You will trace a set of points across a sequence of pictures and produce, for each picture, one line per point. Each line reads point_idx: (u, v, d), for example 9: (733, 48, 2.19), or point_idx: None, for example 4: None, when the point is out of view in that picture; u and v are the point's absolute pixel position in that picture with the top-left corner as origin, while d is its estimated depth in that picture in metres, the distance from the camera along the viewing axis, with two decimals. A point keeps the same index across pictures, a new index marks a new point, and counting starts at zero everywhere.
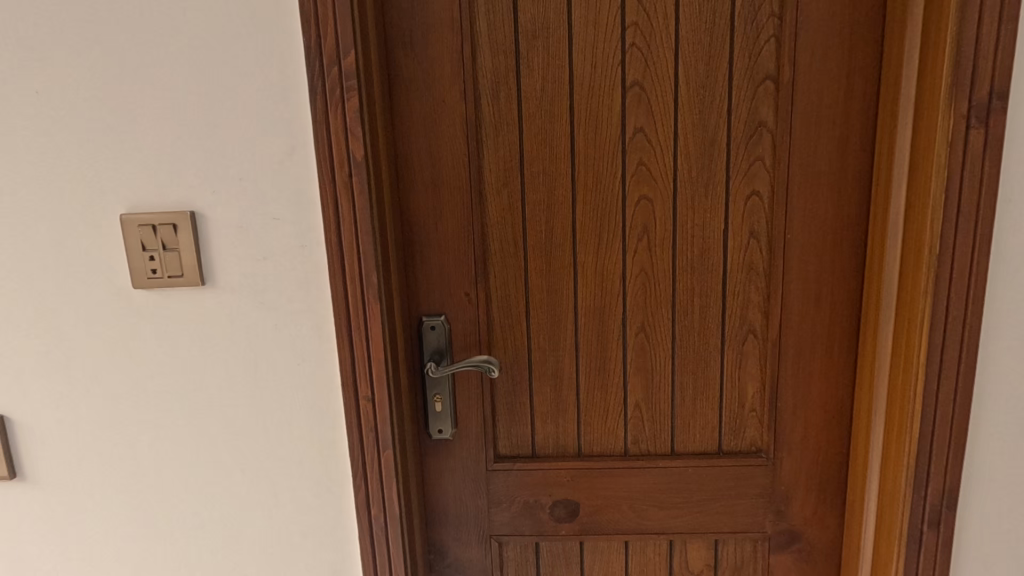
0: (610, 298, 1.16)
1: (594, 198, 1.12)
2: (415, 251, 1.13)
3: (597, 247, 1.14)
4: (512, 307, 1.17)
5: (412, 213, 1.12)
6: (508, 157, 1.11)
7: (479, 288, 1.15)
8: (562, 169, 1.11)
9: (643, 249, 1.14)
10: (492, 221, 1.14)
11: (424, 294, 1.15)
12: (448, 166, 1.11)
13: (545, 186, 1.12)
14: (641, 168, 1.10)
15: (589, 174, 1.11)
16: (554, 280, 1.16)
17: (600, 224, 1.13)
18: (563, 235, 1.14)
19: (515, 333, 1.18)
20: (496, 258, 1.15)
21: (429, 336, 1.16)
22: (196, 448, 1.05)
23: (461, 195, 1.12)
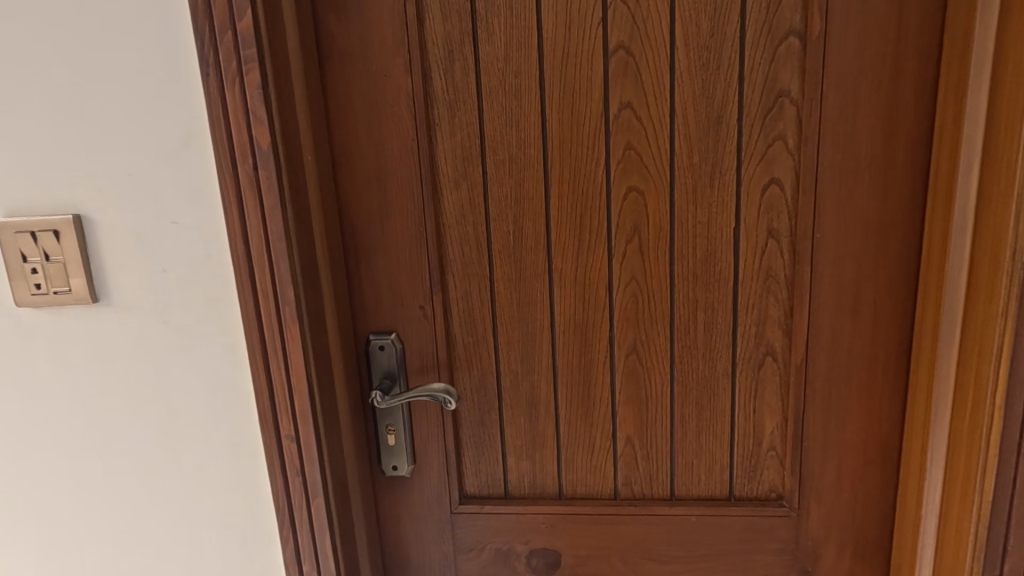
0: (593, 313, 0.95)
1: (572, 192, 0.91)
2: (357, 258, 0.95)
3: (577, 251, 0.93)
4: (475, 323, 0.98)
5: (353, 212, 0.94)
6: (466, 143, 0.91)
7: (435, 301, 0.96)
8: (531, 156, 0.91)
9: (634, 253, 0.92)
10: (449, 220, 0.94)
11: (371, 307, 0.97)
12: (392, 156, 0.91)
13: (511, 177, 0.92)
14: (629, 153, 0.89)
15: (565, 162, 0.90)
16: (526, 292, 0.96)
17: (579, 223, 0.92)
18: (535, 237, 0.94)
19: (480, 354, 0.99)
20: (455, 265, 0.96)
21: (377, 357, 0.98)
22: (101, 491, 0.89)
23: (410, 190, 0.92)
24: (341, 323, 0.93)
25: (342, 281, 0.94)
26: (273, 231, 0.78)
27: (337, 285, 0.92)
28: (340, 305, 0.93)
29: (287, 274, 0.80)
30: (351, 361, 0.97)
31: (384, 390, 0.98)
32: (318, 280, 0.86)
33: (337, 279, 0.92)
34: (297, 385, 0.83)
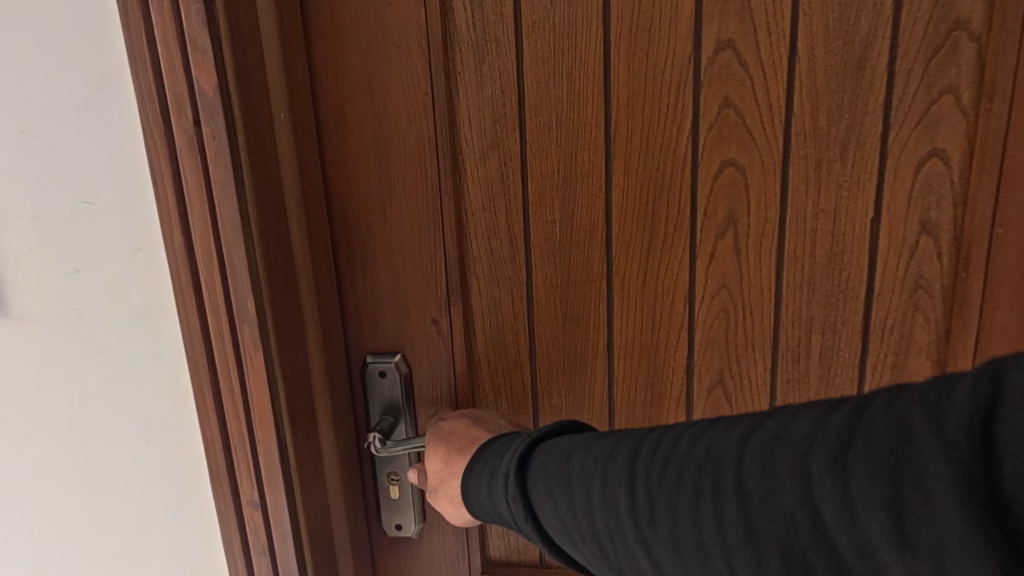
0: (666, 332, 0.71)
1: (644, 166, 0.67)
2: (352, 254, 0.71)
3: (647, 249, 0.69)
4: (506, 342, 0.74)
5: (346, 192, 0.69)
6: (498, 99, 0.67)
7: (452, 312, 0.72)
8: (587, 117, 0.66)
9: (726, 252, 0.67)
10: (473, 205, 0.70)
11: (371, 320, 0.73)
12: (397, 115, 0.67)
13: (559, 147, 0.68)
14: (727, 113, 0.64)
15: (636, 125, 0.66)
16: (575, 302, 0.72)
17: (652, 209, 0.67)
18: (590, 229, 0.69)
19: (512, 382, 0.75)
20: (481, 264, 0.72)
21: (376, 385, 0.74)
22: (16, 554, 0.68)
23: (420, 164, 0.68)
24: (330, 341, 0.69)
25: (332, 285, 0.70)
26: (225, 216, 0.54)
27: (323, 291, 0.68)
28: (327, 317, 0.69)
29: (245, 278, 0.56)
30: (342, 390, 0.73)
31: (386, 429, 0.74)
32: (293, 285, 0.62)
33: (324, 282, 0.68)
34: (260, 433, 0.60)
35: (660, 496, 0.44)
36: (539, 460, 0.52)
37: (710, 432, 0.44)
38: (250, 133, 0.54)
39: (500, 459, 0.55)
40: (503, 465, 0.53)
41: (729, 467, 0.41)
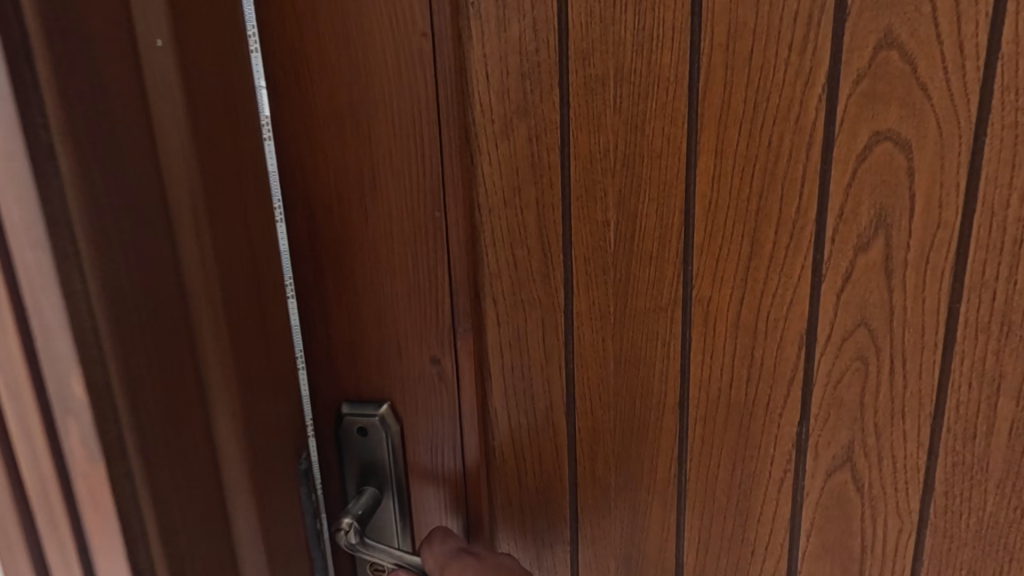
0: (768, 386, 0.48)
1: (746, 142, 0.44)
2: (319, 265, 0.49)
3: (746, 266, 0.46)
4: (534, 391, 0.52)
5: (310, 176, 0.48)
6: (531, 43, 0.45)
7: (460, 350, 0.50)
8: (662, 68, 0.44)
9: (870, 272, 0.45)
10: (491, 198, 0.49)
11: (344, 359, 0.52)
12: (378, 65, 0.45)
13: (619, 113, 0.46)
14: (887, 59, 0.41)
15: (737, 79, 0.43)
16: (634, 338, 0.50)
17: (755, 207, 0.45)
18: (660, 235, 0.47)
19: (540, 445, 0.54)
20: (501, 282, 0.50)
21: (354, 450, 0.53)
22: None
23: (411, 137, 0.46)
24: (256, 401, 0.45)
25: (269, 312, 0.46)
26: (13, 218, 0.32)
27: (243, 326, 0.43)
28: (252, 366, 0.44)
29: (61, 312, 0.34)
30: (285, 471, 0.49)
31: (365, 512, 0.52)
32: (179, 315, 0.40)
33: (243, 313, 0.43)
34: (100, 551, 0.38)
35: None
36: None
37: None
38: (65, 68, 0.33)
39: None
40: None
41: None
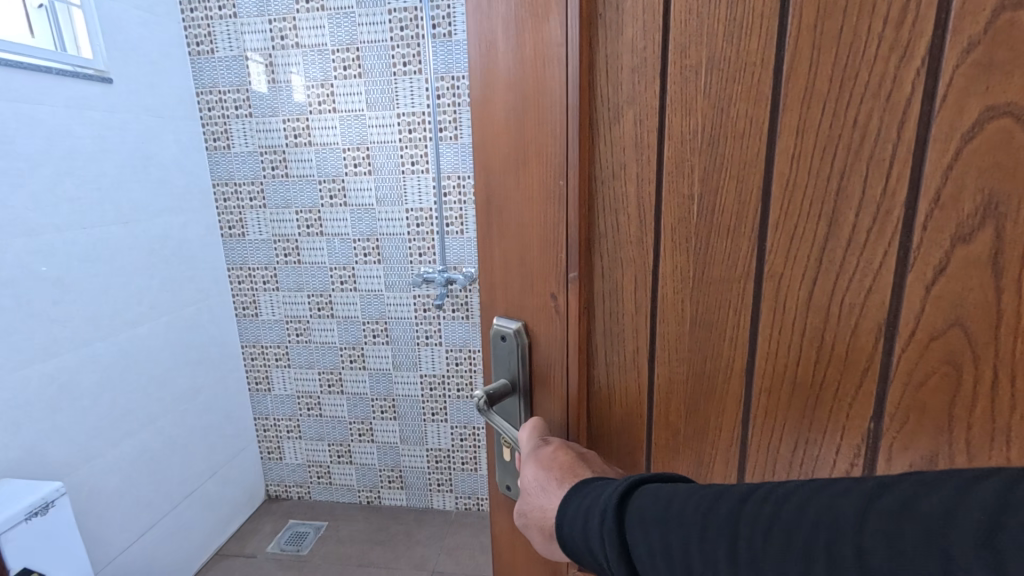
0: (838, 369, 0.36)
1: (829, 119, 0.34)
2: (491, 219, 0.54)
3: (819, 247, 0.36)
4: (625, 341, 0.48)
5: (489, 143, 0.52)
6: (642, 39, 0.41)
7: (571, 299, 0.49)
8: (747, 51, 0.36)
9: (972, 267, 0.30)
10: (605, 169, 0.46)
11: (493, 299, 0.57)
12: (533, 43, 0.45)
13: (707, 94, 0.39)
14: (1012, 21, 0.26)
15: (823, 59, 0.33)
16: (707, 302, 0.43)
17: (833, 189, 0.34)
18: (737, 207, 0.39)
19: (626, 387, 0.49)
20: (603, 250, 0.48)
21: (495, 351, 0.57)
22: None
23: (550, 106, 0.45)
24: None
25: None
26: None
27: None
28: None
29: None
30: None
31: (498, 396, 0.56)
32: None
33: None
34: None
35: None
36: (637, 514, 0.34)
37: (847, 487, 0.27)
38: None
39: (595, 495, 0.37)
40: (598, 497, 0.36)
41: (850, 536, 0.26)
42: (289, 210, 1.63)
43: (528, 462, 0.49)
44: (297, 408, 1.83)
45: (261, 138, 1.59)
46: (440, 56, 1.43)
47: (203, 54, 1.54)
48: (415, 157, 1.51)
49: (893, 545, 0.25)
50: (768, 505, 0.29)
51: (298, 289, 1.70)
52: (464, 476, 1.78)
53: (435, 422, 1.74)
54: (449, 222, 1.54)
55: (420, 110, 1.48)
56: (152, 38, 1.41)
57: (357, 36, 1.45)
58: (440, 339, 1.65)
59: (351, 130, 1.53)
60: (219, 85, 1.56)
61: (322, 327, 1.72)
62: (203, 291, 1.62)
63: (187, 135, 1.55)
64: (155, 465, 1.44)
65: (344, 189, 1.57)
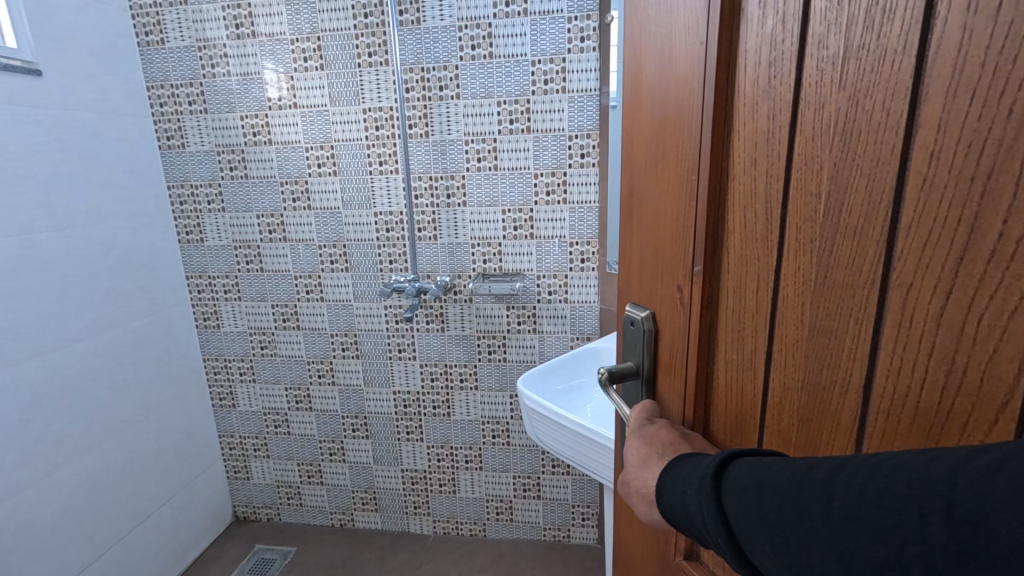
0: (967, 400, 0.27)
1: (977, 109, 0.25)
2: (629, 206, 0.53)
3: (957, 257, 0.27)
4: (745, 343, 0.42)
5: (632, 131, 0.50)
6: (780, 32, 0.35)
7: (694, 293, 0.46)
8: (887, 37, 0.28)
9: None
10: (737, 165, 0.40)
11: (628, 285, 0.56)
12: (679, 43, 0.43)
13: (844, 84, 0.31)
14: None
15: (977, 41, 0.25)
16: (828, 306, 0.34)
17: (977, 192, 0.25)
18: (867, 208, 0.31)
19: (742, 392, 0.43)
20: (732, 245, 0.42)
21: (625, 336, 0.56)
22: None
23: (689, 101, 0.43)
24: None
25: None
26: None
27: None
28: None
29: None
30: None
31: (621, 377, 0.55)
32: None
33: None
34: None
35: (869, 541, 0.27)
36: (732, 487, 0.34)
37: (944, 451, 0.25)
38: None
39: (690, 472, 0.37)
40: (695, 474, 0.36)
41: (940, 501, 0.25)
42: (249, 213, 1.51)
43: (633, 438, 0.48)
44: (264, 426, 1.70)
45: (217, 136, 1.46)
46: (409, 46, 1.31)
47: (152, 44, 1.42)
48: (383, 155, 1.39)
49: (986, 500, 0.23)
50: (859, 476, 0.28)
51: (261, 298, 1.58)
52: (441, 498, 1.66)
53: (410, 442, 1.62)
54: (421, 226, 1.42)
55: (388, 105, 1.35)
56: (91, 26, 1.29)
57: (319, 25, 1.33)
58: (413, 353, 1.53)
59: (314, 127, 1.41)
60: (171, 80, 1.45)
61: (287, 339, 1.60)
62: (157, 300, 1.50)
63: (136, 133, 1.43)
64: (98, 493, 1.32)
65: (307, 191, 1.45)
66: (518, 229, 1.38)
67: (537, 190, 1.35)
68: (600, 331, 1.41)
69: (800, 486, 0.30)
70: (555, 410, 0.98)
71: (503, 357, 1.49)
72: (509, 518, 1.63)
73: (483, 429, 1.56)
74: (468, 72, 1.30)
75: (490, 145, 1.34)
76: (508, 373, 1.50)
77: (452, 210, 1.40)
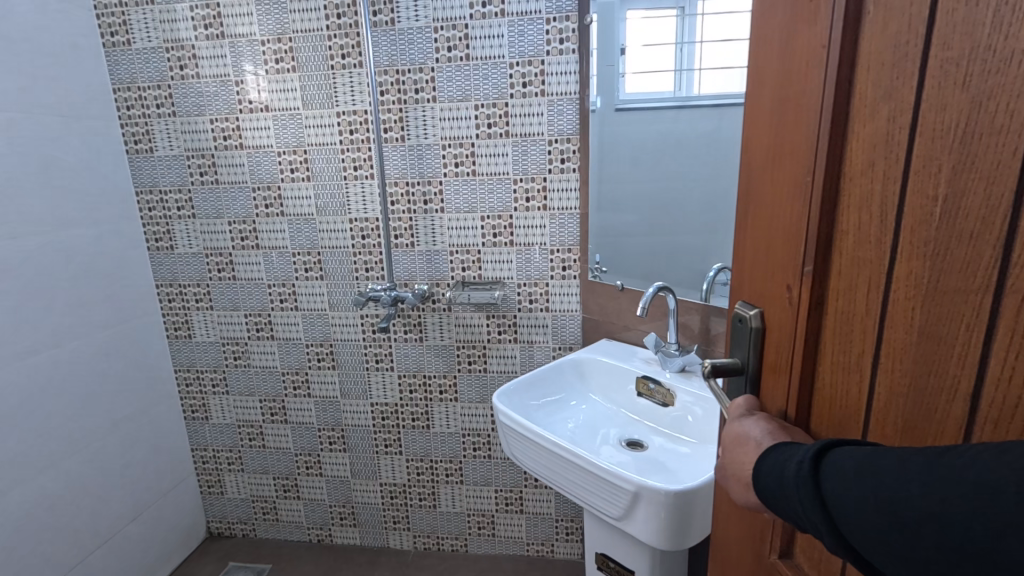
0: None
1: None
2: (742, 200, 0.50)
3: None
4: (853, 348, 0.39)
5: (753, 123, 0.48)
6: (905, 33, 0.33)
7: (803, 293, 0.43)
8: (1018, 39, 0.27)
9: None
10: (854, 165, 0.38)
11: (738, 281, 0.53)
12: (802, 39, 0.41)
13: (970, 87, 0.30)
14: None
15: None
16: (938, 310, 0.33)
17: None
18: (985, 213, 0.29)
19: (847, 399, 0.40)
20: (845, 245, 0.39)
21: (733, 331, 0.53)
22: None
23: (809, 97, 0.40)
24: None
25: None
26: None
27: None
28: None
29: None
30: None
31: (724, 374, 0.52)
32: None
33: None
34: None
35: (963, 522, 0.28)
36: (832, 472, 0.35)
37: None
38: None
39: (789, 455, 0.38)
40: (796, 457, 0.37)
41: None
42: (220, 219, 1.46)
43: (734, 427, 0.46)
44: (238, 438, 1.65)
45: (186, 140, 1.42)
46: (384, 47, 1.27)
47: (118, 45, 1.38)
48: (358, 160, 1.35)
49: None
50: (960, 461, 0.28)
51: (233, 307, 1.52)
52: (421, 513, 1.61)
53: (388, 455, 1.57)
54: (397, 233, 1.38)
55: (362, 108, 1.31)
56: (53, 27, 1.24)
57: (290, 26, 1.29)
58: (391, 364, 1.49)
59: (286, 131, 1.36)
60: (139, 82, 1.40)
61: (261, 350, 1.54)
62: (124, 310, 1.45)
63: (101, 137, 1.38)
64: (58, 513, 1.26)
65: (280, 198, 1.41)
66: (497, 236, 1.34)
67: (517, 196, 1.31)
68: (582, 340, 1.37)
69: (900, 471, 0.31)
70: (524, 424, 0.95)
71: (484, 367, 1.44)
72: (491, 533, 1.58)
73: (464, 442, 1.52)
74: (444, 74, 1.26)
75: (468, 150, 1.30)
76: (488, 384, 1.45)
77: (430, 216, 1.36)
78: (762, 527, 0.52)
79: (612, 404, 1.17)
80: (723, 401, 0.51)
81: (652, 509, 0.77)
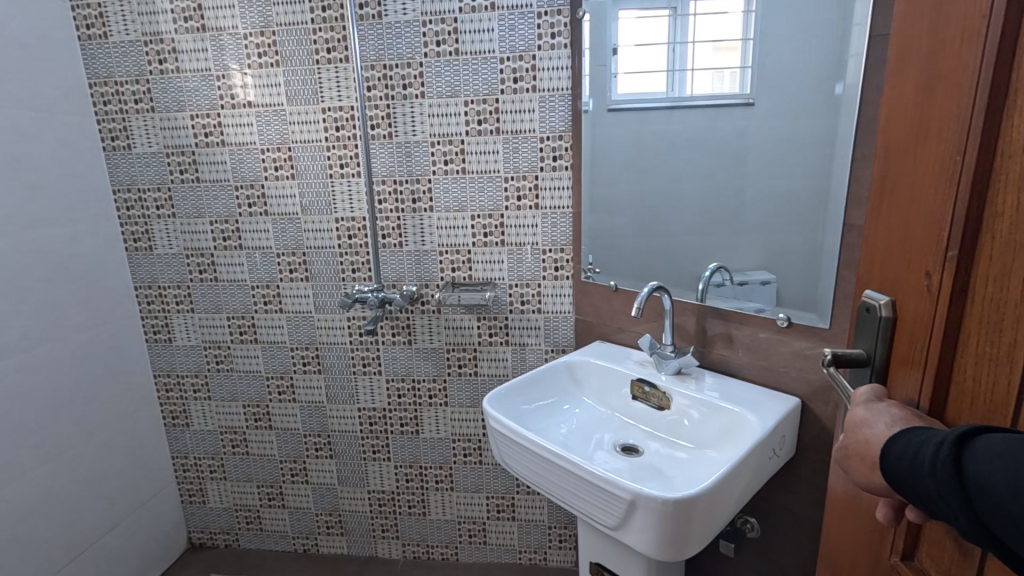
0: None
1: None
2: (878, 190, 0.50)
3: None
4: (1005, 336, 0.38)
5: (893, 111, 0.48)
6: None
7: (947, 280, 0.42)
8: None
9: None
10: (1013, 146, 0.37)
11: (866, 271, 0.53)
12: (959, 22, 0.40)
13: None
14: None
15: None
16: None
17: None
18: None
19: (994, 390, 0.39)
20: (998, 229, 0.38)
21: (858, 321, 0.52)
22: None
23: (965, 80, 0.40)
24: None
25: None
26: None
27: None
28: None
29: None
30: None
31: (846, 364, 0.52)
32: None
33: None
34: None
35: None
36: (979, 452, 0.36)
37: None
38: None
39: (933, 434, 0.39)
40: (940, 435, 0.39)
41: None
42: (201, 219, 1.41)
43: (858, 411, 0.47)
44: (221, 446, 1.60)
45: (166, 137, 1.37)
46: (370, 41, 1.23)
47: (94, 38, 1.33)
48: (344, 158, 1.31)
49: None
50: None
51: (215, 310, 1.47)
52: (411, 521, 1.57)
53: (376, 461, 1.53)
54: (385, 233, 1.34)
55: (348, 104, 1.27)
56: (25, 20, 1.20)
57: (273, 19, 1.25)
58: (379, 368, 1.45)
59: (270, 127, 1.32)
60: (116, 76, 1.35)
61: (244, 354, 1.50)
62: (100, 313, 1.39)
63: (77, 134, 1.33)
64: (28, 524, 1.20)
65: (263, 196, 1.36)
66: (488, 235, 1.31)
67: (508, 195, 1.27)
68: (575, 343, 1.34)
69: None
70: (515, 430, 0.91)
71: (474, 372, 1.41)
72: (482, 541, 1.54)
73: (455, 447, 1.48)
74: (432, 69, 1.23)
75: (457, 147, 1.26)
76: (478, 389, 1.42)
77: (418, 215, 1.32)
78: (881, 529, 0.51)
79: (605, 408, 1.14)
80: (845, 391, 0.51)
81: (648, 518, 0.74)
